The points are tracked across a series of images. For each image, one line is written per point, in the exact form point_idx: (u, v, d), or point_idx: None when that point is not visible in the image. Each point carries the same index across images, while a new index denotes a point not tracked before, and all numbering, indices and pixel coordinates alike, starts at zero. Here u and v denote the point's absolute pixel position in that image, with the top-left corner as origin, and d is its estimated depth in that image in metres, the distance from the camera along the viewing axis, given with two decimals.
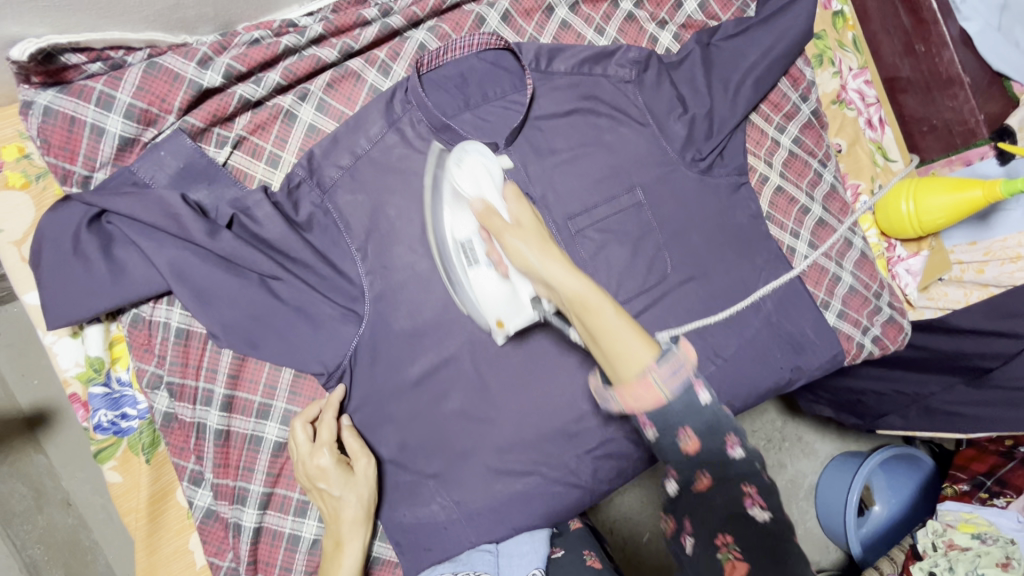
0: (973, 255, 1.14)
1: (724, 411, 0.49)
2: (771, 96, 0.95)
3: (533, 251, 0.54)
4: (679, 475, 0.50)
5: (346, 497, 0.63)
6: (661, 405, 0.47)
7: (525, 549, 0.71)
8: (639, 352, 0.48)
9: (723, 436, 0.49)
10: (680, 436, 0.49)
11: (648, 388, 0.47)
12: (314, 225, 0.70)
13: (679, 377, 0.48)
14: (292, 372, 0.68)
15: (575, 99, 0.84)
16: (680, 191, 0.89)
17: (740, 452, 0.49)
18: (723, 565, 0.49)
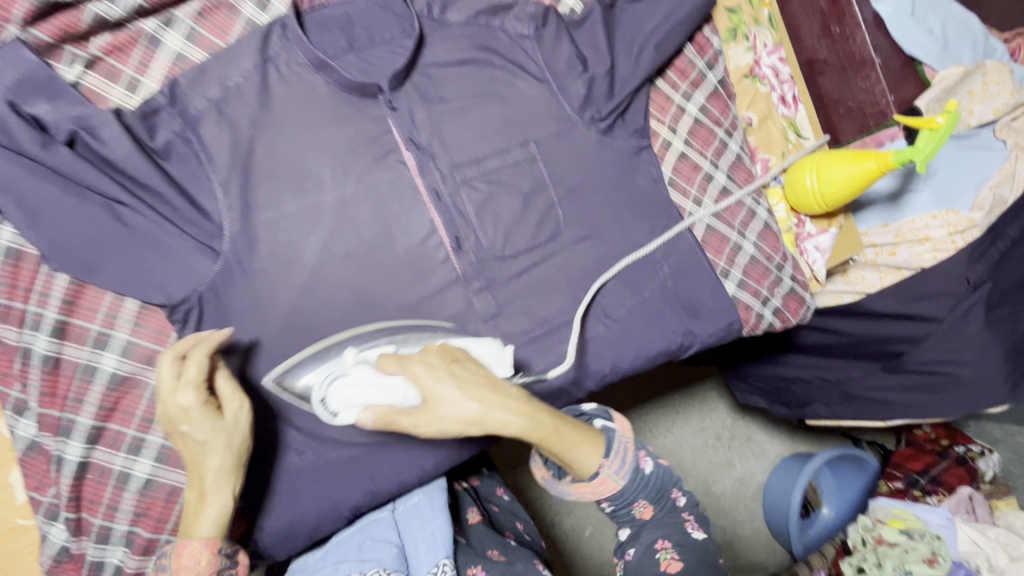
0: (885, 237, 1.14)
1: (666, 473, 0.65)
2: (677, 63, 0.95)
3: (462, 422, 0.58)
4: (633, 523, 0.65)
5: (211, 440, 0.60)
6: (617, 489, 0.62)
7: (427, 532, 0.70)
8: (591, 456, 0.61)
9: (669, 491, 0.66)
10: (636, 507, 0.64)
11: (604, 482, 0.61)
12: (172, 154, 0.68)
13: (627, 465, 0.62)
14: (136, 302, 0.65)
15: (469, 49, 0.83)
16: (578, 150, 0.87)
17: (683, 499, 0.67)
18: (660, 564, 0.62)
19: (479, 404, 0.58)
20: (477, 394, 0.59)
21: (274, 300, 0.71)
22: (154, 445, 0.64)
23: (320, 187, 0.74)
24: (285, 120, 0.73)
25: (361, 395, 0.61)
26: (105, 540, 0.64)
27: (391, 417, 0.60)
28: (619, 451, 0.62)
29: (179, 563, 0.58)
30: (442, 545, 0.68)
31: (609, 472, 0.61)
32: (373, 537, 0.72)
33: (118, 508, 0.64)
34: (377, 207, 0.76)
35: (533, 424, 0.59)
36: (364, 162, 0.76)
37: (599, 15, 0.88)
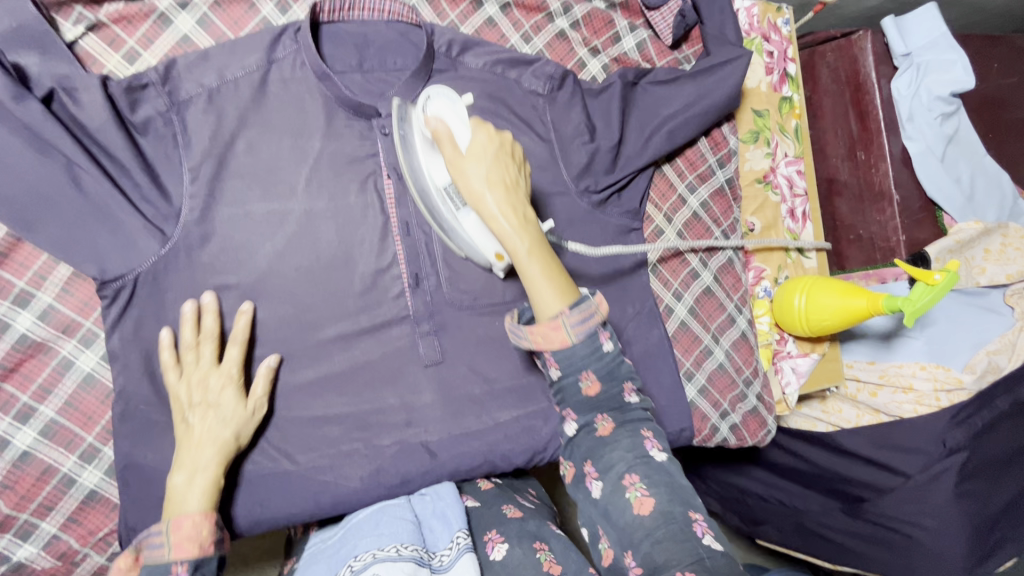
0: (869, 374, 1.07)
1: (622, 362, 0.61)
2: (688, 153, 0.93)
3: (486, 182, 0.61)
4: (579, 418, 0.60)
5: (227, 415, 0.64)
6: (565, 346, 0.58)
7: (441, 511, 0.69)
8: (551, 299, 0.59)
9: (619, 385, 0.60)
10: (583, 380, 0.59)
11: (557, 329, 0.58)
12: (149, 130, 0.67)
13: (587, 326, 0.58)
14: (70, 269, 0.64)
15: (479, 94, 0.82)
16: (564, 215, 0.85)
17: (634, 398, 0.61)
18: (632, 502, 0.55)
19: (499, 191, 0.61)
20: (508, 182, 0.62)
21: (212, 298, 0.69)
22: (43, 418, 0.62)
23: (291, 195, 0.73)
24: (272, 122, 0.73)
25: (453, 123, 0.64)
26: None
27: (444, 144, 0.62)
28: (585, 310, 0.59)
29: (180, 538, 0.56)
30: (457, 519, 0.68)
31: (563, 318, 0.58)
32: (387, 515, 0.68)
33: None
34: (344, 227, 0.75)
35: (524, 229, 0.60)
36: (343, 181, 0.75)
37: (618, 90, 0.87)
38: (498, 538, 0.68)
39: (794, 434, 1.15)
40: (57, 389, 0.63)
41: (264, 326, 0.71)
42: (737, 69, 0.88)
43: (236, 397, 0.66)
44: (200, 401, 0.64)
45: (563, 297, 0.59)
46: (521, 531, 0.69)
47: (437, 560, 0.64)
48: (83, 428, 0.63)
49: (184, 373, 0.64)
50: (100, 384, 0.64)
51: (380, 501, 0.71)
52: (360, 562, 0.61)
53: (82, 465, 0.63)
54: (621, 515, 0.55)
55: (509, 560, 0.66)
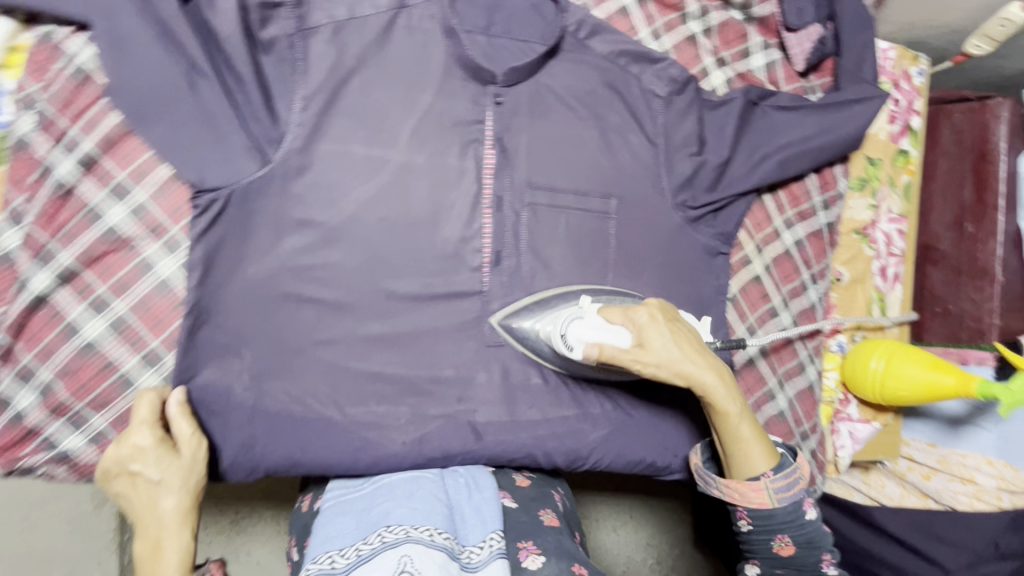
0: (927, 457, 1.02)
1: (823, 532, 0.67)
2: (793, 187, 0.89)
3: (690, 366, 0.64)
4: (762, 564, 0.69)
5: (164, 479, 0.59)
6: (768, 505, 0.66)
7: (477, 505, 0.65)
8: (765, 463, 0.65)
9: (819, 552, 0.67)
10: (777, 542, 0.67)
11: (759, 491, 0.65)
12: (272, 50, 0.66)
13: (791, 489, 0.65)
14: (169, 172, 0.63)
15: (597, 82, 0.79)
16: (656, 224, 0.82)
17: (831, 570, 0.68)
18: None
19: (700, 370, 0.64)
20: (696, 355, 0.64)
21: (296, 230, 0.68)
22: (115, 312, 0.61)
23: (393, 144, 0.71)
24: (390, 67, 0.71)
25: (602, 336, 0.66)
26: (26, 381, 0.59)
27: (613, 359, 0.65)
28: (788, 473, 0.65)
29: None
30: (494, 518, 0.62)
31: (769, 484, 0.65)
32: (421, 496, 0.64)
33: (52, 357, 0.60)
34: (437, 187, 0.73)
35: (731, 400, 0.65)
36: (447, 141, 0.73)
37: (737, 108, 0.83)
38: (535, 548, 0.62)
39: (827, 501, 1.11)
40: (133, 287, 0.62)
41: (340, 269, 0.69)
42: (865, 111, 0.84)
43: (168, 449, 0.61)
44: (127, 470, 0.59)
45: (769, 456, 0.65)
46: (560, 547, 0.63)
47: (466, 555, 0.58)
48: (150, 333, 0.62)
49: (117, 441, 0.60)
50: (173, 293, 0.63)
51: (414, 470, 0.69)
52: (393, 534, 0.56)
53: (142, 367, 0.62)
54: None
55: (547, 571, 0.59)
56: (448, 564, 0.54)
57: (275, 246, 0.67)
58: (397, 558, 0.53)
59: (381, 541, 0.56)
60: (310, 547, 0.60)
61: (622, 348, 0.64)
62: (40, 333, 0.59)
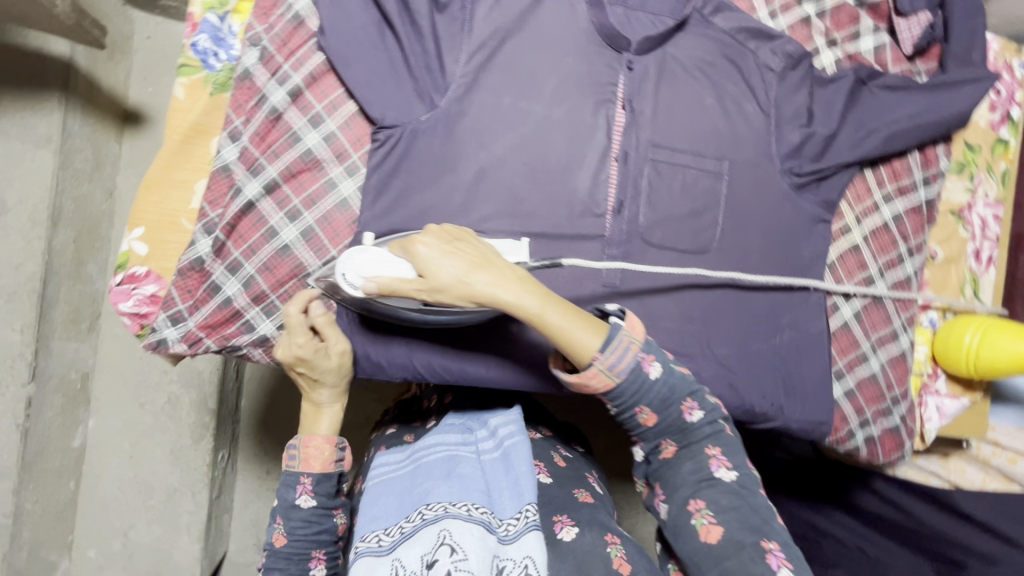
0: (1012, 440, 1.05)
1: (674, 379, 0.67)
2: (895, 164, 0.93)
3: (476, 279, 0.62)
4: (647, 445, 0.70)
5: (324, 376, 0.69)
6: (610, 385, 0.65)
7: (510, 484, 0.78)
8: (591, 342, 0.64)
9: (677, 407, 0.67)
10: (640, 416, 0.67)
11: (597, 376, 0.65)
12: (446, 9, 0.77)
13: (626, 358, 0.65)
14: (356, 107, 0.74)
15: (717, 55, 0.87)
16: (764, 187, 0.88)
17: (696, 416, 0.68)
18: (699, 528, 0.63)
19: (484, 277, 0.62)
20: (480, 268, 0.63)
21: (453, 167, 0.77)
22: (305, 222, 0.72)
23: (537, 98, 0.80)
24: (541, 31, 0.80)
25: (386, 272, 0.64)
26: (232, 273, 0.70)
27: (403, 291, 0.63)
28: (617, 346, 0.64)
29: (309, 456, 0.68)
30: (528, 493, 0.76)
31: (602, 364, 0.64)
32: (458, 471, 0.80)
33: (254, 255, 0.71)
34: (573, 140, 0.81)
35: (524, 297, 0.63)
36: (584, 99, 0.82)
37: (847, 85, 0.89)
38: (569, 521, 0.79)
39: (903, 485, 1.14)
40: (320, 202, 0.73)
41: (484, 205, 0.78)
42: (971, 92, 0.88)
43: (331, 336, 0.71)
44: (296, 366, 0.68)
45: (588, 330, 0.64)
46: (591, 519, 0.80)
47: (504, 528, 0.73)
48: (330, 243, 0.72)
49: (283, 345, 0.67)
50: (351, 211, 0.74)
51: (447, 451, 0.85)
52: (432, 511, 0.72)
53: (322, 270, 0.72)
54: (692, 538, 0.64)
55: (580, 542, 0.76)
56: (483, 535, 0.69)
57: (436, 180, 0.76)
58: (438, 532, 0.68)
59: (423, 518, 0.72)
60: (360, 524, 0.76)
61: (406, 278, 0.63)
62: (247, 232, 0.70)
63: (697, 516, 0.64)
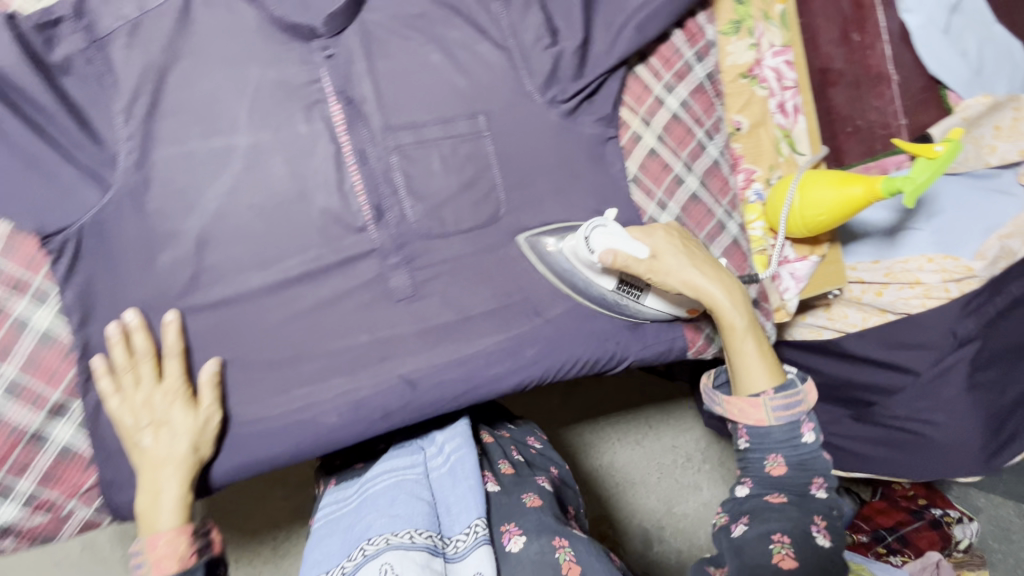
0: (874, 274, 1.01)
1: (819, 457, 0.67)
2: (662, 50, 0.86)
3: (701, 274, 0.72)
4: (754, 486, 0.67)
5: (178, 439, 0.62)
6: (762, 424, 0.68)
7: (458, 498, 0.76)
8: (766, 377, 0.69)
9: (811, 476, 0.66)
10: (770, 461, 0.67)
11: (759, 406, 0.68)
12: (73, 71, 0.63)
13: (789, 411, 0.68)
14: (9, 224, 0.61)
15: (425, 4, 0.75)
16: (532, 129, 0.80)
17: (821, 493, 0.65)
18: (773, 554, 0.59)
19: (704, 278, 0.72)
20: (700, 266, 0.72)
21: (170, 240, 0.66)
22: (7, 376, 0.62)
23: (233, 129, 0.69)
24: (203, 52, 0.67)
25: (618, 242, 0.72)
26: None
27: (628, 264, 0.71)
28: (790, 395, 0.68)
29: (157, 558, 0.57)
30: (476, 506, 0.73)
31: (768, 400, 0.68)
32: (405, 493, 0.76)
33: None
34: (295, 160, 0.71)
35: (732, 296, 0.71)
36: (288, 111, 0.70)
37: None
38: (516, 530, 0.73)
39: (800, 346, 1.14)
40: (15, 348, 0.62)
41: (222, 271, 0.68)
42: None
43: (186, 408, 0.63)
44: (148, 421, 0.61)
45: (770, 370, 0.70)
46: (541, 524, 0.73)
47: (450, 547, 0.70)
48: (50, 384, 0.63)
49: (126, 395, 0.61)
50: (60, 342, 0.64)
51: (394, 477, 0.79)
52: (373, 546, 0.67)
53: (51, 419, 0.64)
54: (756, 555, 0.60)
55: (525, 553, 0.70)
56: (426, 561, 0.65)
57: (152, 266, 0.65)
58: (378, 566, 0.64)
59: (364, 555, 0.67)
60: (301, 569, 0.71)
61: (638, 257, 0.71)
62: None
63: (778, 546, 0.60)
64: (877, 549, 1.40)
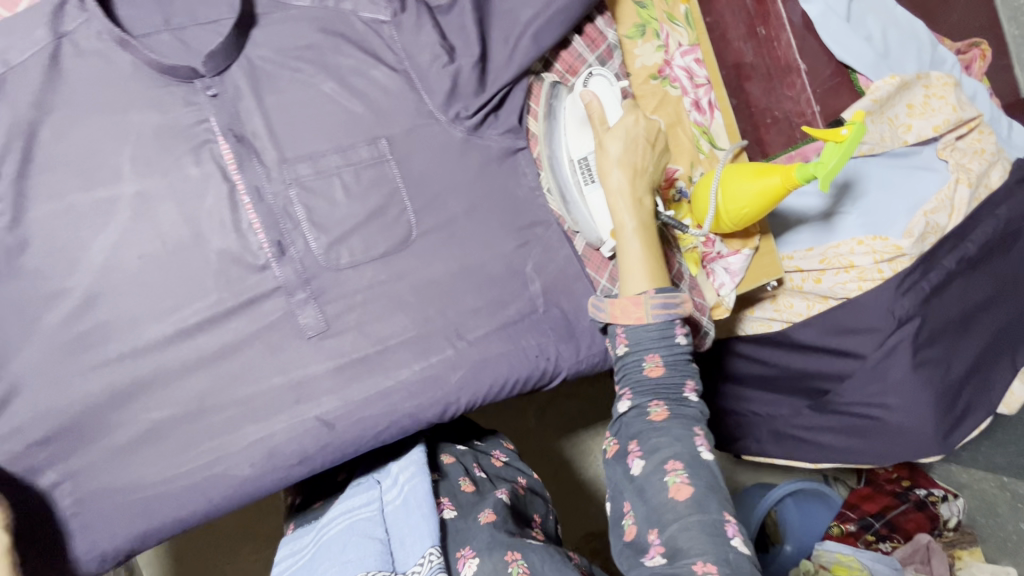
0: (810, 261, 1.01)
1: (688, 360, 0.68)
2: (565, 57, 0.86)
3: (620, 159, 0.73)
4: (637, 398, 0.66)
5: None
6: (641, 323, 0.67)
7: (410, 526, 0.71)
8: (649, 282, 0.69)
9: (683, 380, 0.66)
10: (647, 363, 0.67)
11: (640, 302, 0.67)
12: None
13: (667, 313, 0.67)
14: None
15: (312, 33, 0.74)
16: (438, 149, 0.78)
17: (694, 397, 0.66)
18: (671, 486, 0.59)
19: (623, 167, 0.73)
20: (627, 152, 0.74)
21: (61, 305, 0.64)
22: None
23: (116, 179, 0.66)
24: (77, 103, 0.65)
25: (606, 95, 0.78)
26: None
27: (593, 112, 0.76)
28: (670, 297, 0.68)
29: None
30: (428, 535, 0.69)
31: (649, 299, 0.67)
32: (357, 533, 0.72)
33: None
34: (186, 203, 0.68)
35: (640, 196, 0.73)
36: (174, 154, 0.68)
37: (468, 1, 0.78)
38: (469, 553, 0.69)
39: (750, 339, 1.13)
40: None
41: (115, 326, 0.65)
42: None
43: None
44: None
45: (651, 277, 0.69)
46: (492, 541, 0.69)
47: None
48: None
49: None
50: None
51: (348, 517, 0.76)
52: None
53: None
54: (657, 494, 0.60)
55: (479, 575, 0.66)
56: None
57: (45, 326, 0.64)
58: None
59: None
60: None
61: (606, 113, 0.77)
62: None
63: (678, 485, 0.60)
64: (864, 536, 1.37)
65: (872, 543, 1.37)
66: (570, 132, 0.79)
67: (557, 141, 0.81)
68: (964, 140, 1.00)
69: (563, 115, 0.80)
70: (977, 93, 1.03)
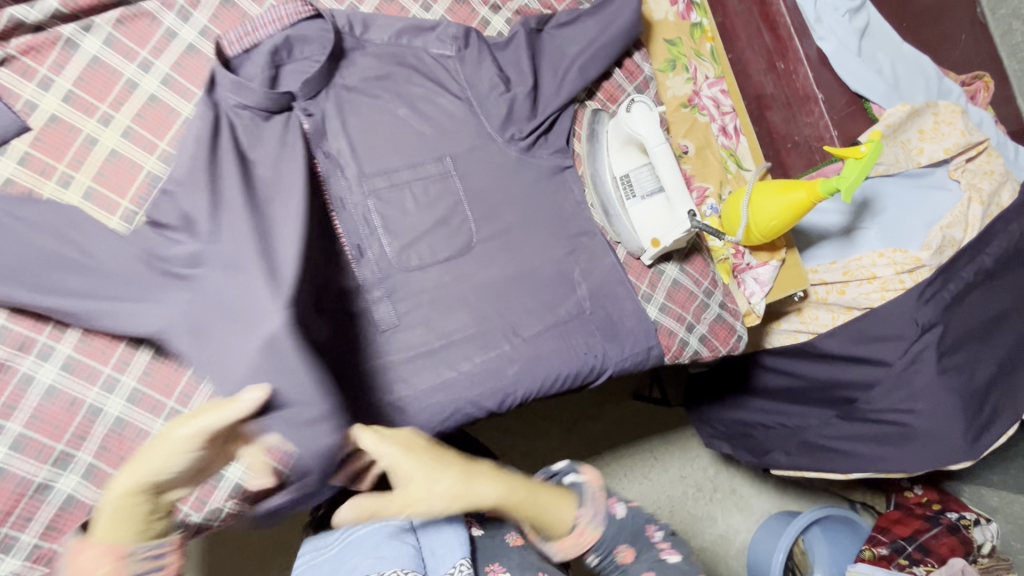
0: (834, 274, 1.09)
1: (632, 521, 0.75)
2: (606, 87, 0.96)
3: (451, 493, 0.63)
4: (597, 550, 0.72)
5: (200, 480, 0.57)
6: (591, 540, 0.70)
7: (442, 537, 0.76)
8: (567, 512, 0.69)
9: (641, 540, 0.74)
10: (619, 551, 0.73)
11: (582, 532, 0.69)
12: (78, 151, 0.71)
13: (598, 514, 0.71)
14: None
15: (389, 67, 0.85)
16: (496, 167, 0.88)
17: (672, 553, 0.74)
18: None
19: (473, 482, 0.64)
20: (474, 477, 0.65)
21: None
22: (11, 433, 0.64)
23: None
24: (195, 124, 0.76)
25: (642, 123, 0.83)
26: (8, 549, 0.64)
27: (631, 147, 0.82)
28: (591, 502, 0.71)
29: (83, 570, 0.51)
30: (461, 546, 0.75)
31: (585, 522, 0.70)
32: (389, 533, 0.75)
33: (32, 519, 0.65)
34: None
35: (509, 488, 0.66)
36: None
37: (524, 39, 0.89)
38: (500, 568, 0.76)
39: (777, 352, 1.18)
40: (21, 404, 0.64)
41: None
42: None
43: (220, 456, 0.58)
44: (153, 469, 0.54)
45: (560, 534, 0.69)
46: (522, 562, 0.78)
47: None
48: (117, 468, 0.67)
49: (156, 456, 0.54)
50: (131, 425, 0.68)
51: (377, 522, 0.77)
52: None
53: (55, 473, 0.65)
54: None
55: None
56: None
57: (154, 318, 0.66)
58: None
59: None
60: None
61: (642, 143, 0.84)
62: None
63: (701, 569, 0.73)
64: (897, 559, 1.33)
65: (906, 567, 1.33)
66: (613, 152, 0.88)
67: (599, 161, 0.90)
68: (975, 161, 1.07)
69: (605, 137, 0.89)
70: (982, 121, 1.11)
